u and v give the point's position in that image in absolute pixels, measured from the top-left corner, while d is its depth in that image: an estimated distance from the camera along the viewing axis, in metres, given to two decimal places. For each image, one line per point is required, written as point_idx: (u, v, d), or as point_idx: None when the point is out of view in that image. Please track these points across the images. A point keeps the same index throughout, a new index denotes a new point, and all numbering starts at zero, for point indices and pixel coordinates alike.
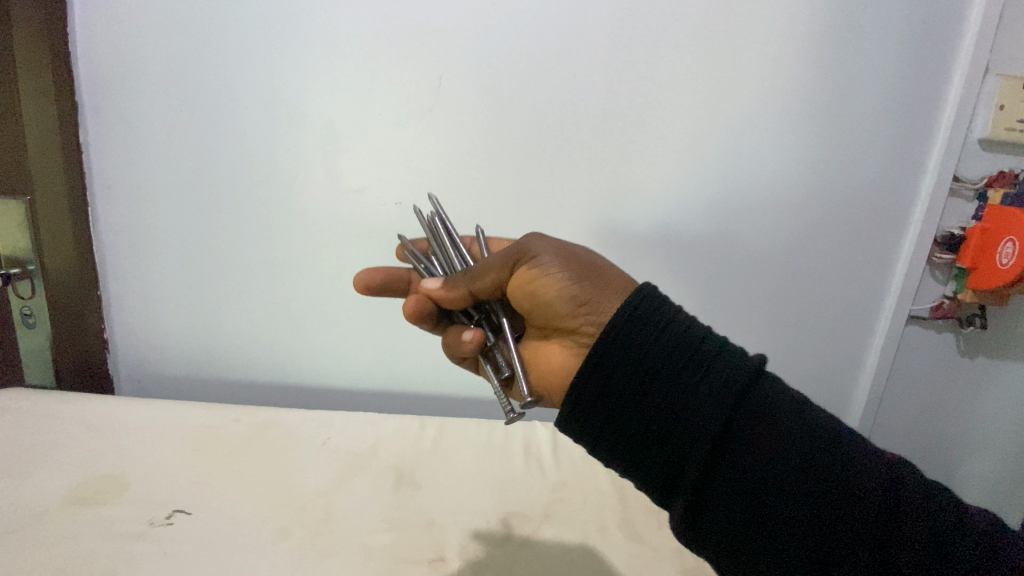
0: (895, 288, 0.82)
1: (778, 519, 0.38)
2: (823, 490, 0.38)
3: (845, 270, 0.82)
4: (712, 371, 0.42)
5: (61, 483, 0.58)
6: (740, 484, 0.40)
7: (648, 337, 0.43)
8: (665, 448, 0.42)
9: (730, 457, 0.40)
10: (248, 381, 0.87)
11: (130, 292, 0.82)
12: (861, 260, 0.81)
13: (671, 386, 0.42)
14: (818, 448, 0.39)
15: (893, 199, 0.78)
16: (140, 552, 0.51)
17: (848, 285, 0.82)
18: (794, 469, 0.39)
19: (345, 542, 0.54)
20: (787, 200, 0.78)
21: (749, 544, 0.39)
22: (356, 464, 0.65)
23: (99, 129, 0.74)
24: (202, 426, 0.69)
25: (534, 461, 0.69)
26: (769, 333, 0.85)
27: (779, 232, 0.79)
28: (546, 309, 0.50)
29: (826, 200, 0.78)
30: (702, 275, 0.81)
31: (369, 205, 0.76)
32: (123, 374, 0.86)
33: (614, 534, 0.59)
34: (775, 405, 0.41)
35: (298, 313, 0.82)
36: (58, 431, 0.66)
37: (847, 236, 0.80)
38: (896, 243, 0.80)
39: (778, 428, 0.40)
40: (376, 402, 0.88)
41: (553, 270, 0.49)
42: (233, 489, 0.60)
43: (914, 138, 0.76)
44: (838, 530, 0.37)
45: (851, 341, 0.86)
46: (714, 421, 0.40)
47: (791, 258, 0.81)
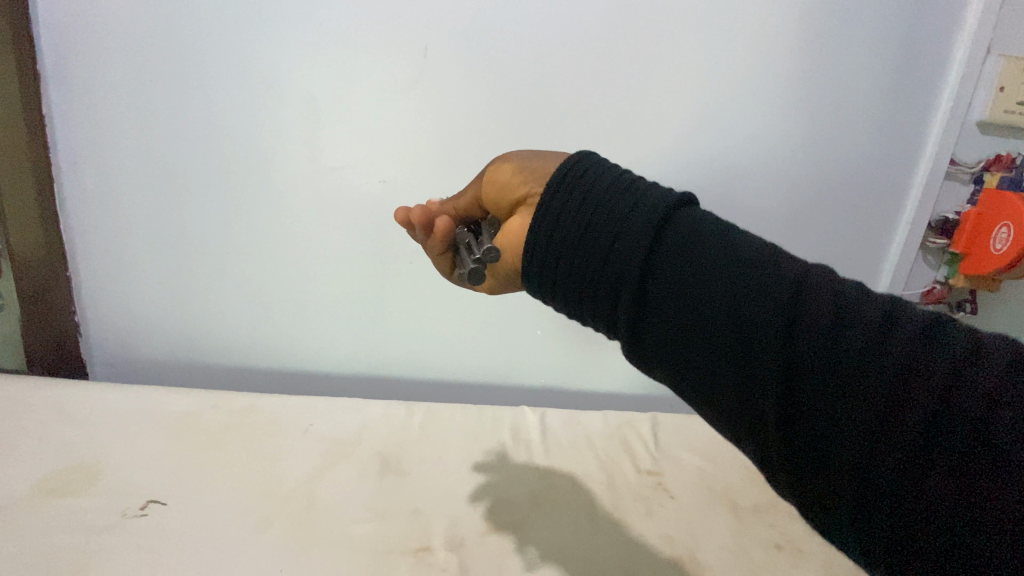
0: (888, 271, 0.82)
1: (712, 346, 0.33)
2: (761, 309, 0.32)
3: (839, 255, 0.81)
4: (629, 210, 0.36)
5: (28, 473, 0.56)
6: (673, 321, 0.34)
7: (560, 179, 0.39)
8: (599, 279, 0.36)
9: (671, 281, 0.35)
10: (229, 365, 0.84)
11: (102, 273, 0.78)
12: (856, 244, 0.80)
13: (604, 217, 0.36)
14: (768, 268, 0.33)
15: (890, 183, 0.77)
16: (114, 544, 0.49)
17: (842, 268, 0.82)
18: (738, 285, 0.33)
19: (329, 533, 0.53)
20: (783, 184, 0.76)
21: (695, 370, 0.34)
22: (341, 452, 0.64)
23: (62, 100, 0.69)
24: (179, 412, 0.67)
25: (523, 448, 0.68)
26: None
27: (775, 216, 0.78)
28: (507, 186, 0.44)
29: (823, 184, 0.76)
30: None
31: (354, 184, 0.73)
32: (96, 358, 0.83)
33: (603, 522, 0.58)
34: (706, 234, 0.36)
35: (281, 296, 0.79)
36: (27, 419, 0.63)
37: (842, 219, 0.79)
38: (890, 227, 0.80)
39: (721, 253, 0.35)
40: (361, 386, 0.86)
41: (516, 155, 0.45)
42: (213, 478, 0.58)
43: (914, 118, 0.74)
44: (789, 343, 0.31)
45: None
46: (636, 250, 0.35)
47: (786, 242, 0.79)
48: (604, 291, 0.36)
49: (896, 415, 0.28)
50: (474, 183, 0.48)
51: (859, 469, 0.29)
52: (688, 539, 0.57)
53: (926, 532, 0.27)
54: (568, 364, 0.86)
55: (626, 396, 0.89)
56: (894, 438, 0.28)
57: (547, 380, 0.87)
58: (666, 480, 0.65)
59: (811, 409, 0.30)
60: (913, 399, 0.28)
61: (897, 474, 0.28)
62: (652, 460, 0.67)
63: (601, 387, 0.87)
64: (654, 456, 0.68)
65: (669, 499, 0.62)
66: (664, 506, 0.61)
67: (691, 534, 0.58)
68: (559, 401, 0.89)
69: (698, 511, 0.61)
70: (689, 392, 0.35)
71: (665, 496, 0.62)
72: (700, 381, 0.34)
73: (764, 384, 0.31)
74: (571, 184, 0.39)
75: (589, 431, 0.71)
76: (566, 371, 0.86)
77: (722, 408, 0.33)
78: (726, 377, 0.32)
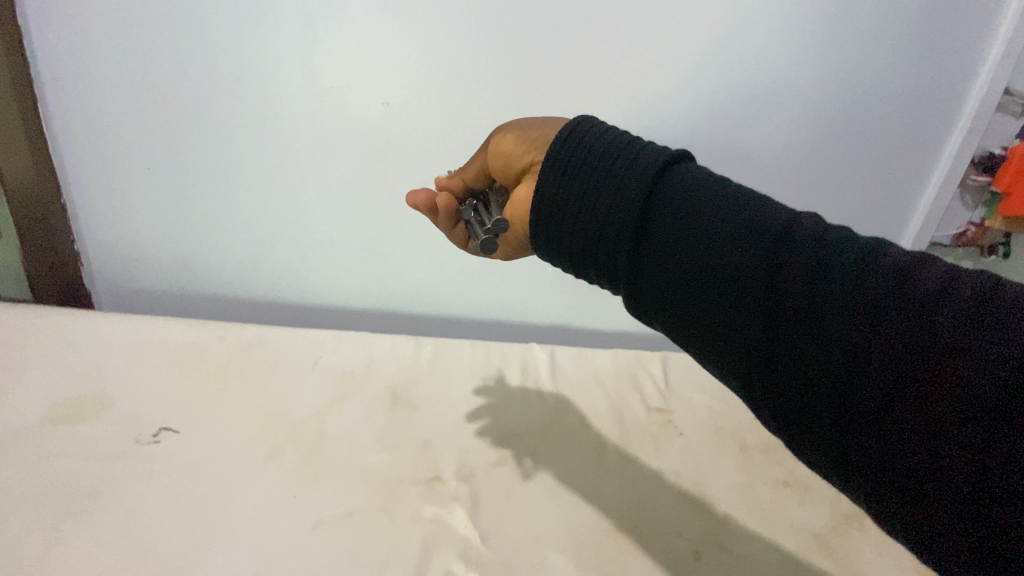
0: (919, 214, 0.79)
1: (696, 299, 0.34)
2: (738, 261, 0.33)
3: (869, 199, 0.78)
4: (620, 173, 0.37)
5: (40, 401, 0.56)
6: (662, 278, 0.35)
7: (561, 144, 0.40)
8: (595, 239, 0.38)
9: (659, 239, 0.36)
10: (234, 297, 0.83)
11: (98, 201, 0.74)
12: (889, 187, 0.77)
13: (599, 181, 0.38)
14: (750, 222, 0.34)
15: (927, 130, 0.73)
16: (128, 470, 0.49)
17: (870, 213, 0.79)
18: (720, 241, 0.34)
19: (340, 463, 0.53)
20: (814, 130, 0.72)
21: (685, 323, 0.35)
22: (349, 385, 0.63)
23: (33, 7, 0.62)
24: (186, 342, 0.66)
25: (532, 386, 0.67)
26: None
27: (802, 166, 0.74)
28: (511, 157, 0.45)
29: (856, 132, 0.72)
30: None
31: (356, 107, 0.68)
32: (100, 289, 0.82)
33: (612, 456, 0.58)
34: (697, 192, 0.36)
35: (283, 227, 0.77)
36: (33, 348, 0.63)
37: (877, 162, 0.75)
38: (928, 167, 0.76)
39: (706, 209, 0.35)
40: (369, 320, 0.86)
41: (519, 124, 0.45)
42: (223, 408, 0.58)
43: (962, 56, 0.68)
44: (765, 295, 0.31)
45: None
46: (629, 213, 0.36)
47: (815, 188, 0.76)
48: (601, 250, 0.38)
49: (865, 361, 0.28)
50: (479, 154, 0.48)
51: (840, 415, 0.28)
52: (696, 474, 0.58)
53: (915, 473, 0.26)
54: (578, 301, 0.84)
55: (634, 335, 0.88)
56: (863, 384, 0.28)
57: (556, 318, 0.86)
58: (675, 417, 0.64)
59: (786, 358, 0.31)
60: (879, 342, 0.27)
61: (866, 417, 0.28)
62: (662, 398, 0.67)
63: (610, 324, 0.86)
64: (664, 395, 0.67)
65: (678, 436, 0.62)
66: (672, 442, 0.61)
67: (700, 470, 0.58)
68: (568, 339, 0.88)
69: (707, 448, 0.61)
70: (686, 345, 0.36)
71: (673, 433, 0.62)
72: (692, 335, 0.35)
73: (743, 334, 0.32)
74: (568, 150, 0.40)
75: (599, 369, 0.71)
76: (574, 308, 0.84)
77: (713, 361, 0.34)
78: (711, 329, 0.34)
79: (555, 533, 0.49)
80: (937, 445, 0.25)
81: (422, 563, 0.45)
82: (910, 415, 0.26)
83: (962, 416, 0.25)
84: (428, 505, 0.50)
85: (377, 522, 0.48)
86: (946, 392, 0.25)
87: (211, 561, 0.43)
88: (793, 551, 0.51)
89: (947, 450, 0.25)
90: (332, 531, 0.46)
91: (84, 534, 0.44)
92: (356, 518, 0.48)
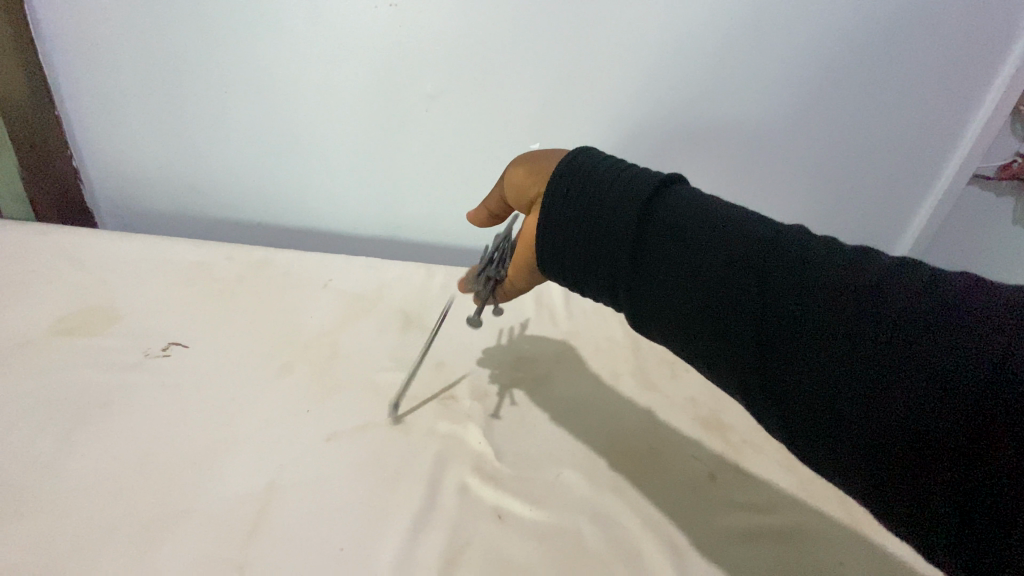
0: (955, 161, 0.78)
1: (698, 327, 0.33)
2: (733, 292, 0.31)
3: (904, 149, 0.76)
4: (613, 195, 0.36)
5: (45, 312, 0.55)
6: (664, 306, 0.34)
7: (557, 169, 0.39)
8: (596, 264, 0.37)
9: (658, 264, 0.35)
10: (239, 220, 0.80)
11: (92, 114, 0.70)
12: (927, 133, 0.75)
13: (594, 204, 0.37)
14: (742, 245, 0.33)
15: (964, 88, 0.71)
16: (139, 380, 0.49)
17: (902, 164, 0.77)
18: (715, 268, 0.33)
19: (352, 380, 0.52)
20: (856, 77, 0.69)
21: (693, 351, 0.34)
22: (359, 307, 0.62)
23: None
24: (193, 261, 0.65)
25: (546, 313, 0.65)
26: (811, 208, 0.80)
27: (835, 123, 0.72)
28: (521, 189, 0.43)
29: (892, 89, 0.70)
30: (734, 134, 0.73)
31: (361, 10, 0.61)
32: (103, 207, 0.79)
33: (627, 381, 0.57)
34: (691, 210, 0.36)
35: (286, 147, 0.72)
36: (35, 262, 0.61)
37: (916, 108, 0.72)
38: (970, 111, 0.73)
39: (699, 233, 0.34)
40: (379, 247, 0.83)
41: (530, 154, 0.43)
42: (232, 325, 0.57)
43: (1004, 13, 0.66)
44: (761, 328, 0.30)
45: (890, 227, 0.84)
46: (626, 234, 0.35)
47: (849, 136, 0.74)
48: (603, 277, 0.37)
49: (864, 399, 0.27)
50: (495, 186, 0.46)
51: (841, 441, 0.28)
52: (713, 400, 0.57)
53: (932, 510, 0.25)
54: None
55: None
56: (865, 422, 0.27)
57: None
58: None
59: (789, 395, 0.30)
60: (875, 377, 0.26)
61: (874, 456, 0.26)
62: None
63: None
64: None
65: None
66: (689, 370, 0.60)
67: (717, 397, 0.57)
68: None
69: None
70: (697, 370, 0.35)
71: None
72: (702, 362, 0.34)
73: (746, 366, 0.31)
74: (564, 174, 0.39)
75: None
76: None
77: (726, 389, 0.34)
78: (718, 361, 0.33)
79: (568, 451, 0.49)
80: (949, 482, 0.24)
81: (435, 473, 0.45)
82: (916, 452, 0.25)
83: (967, 448, 0.24)
84: (441, 420, 0.50)
85: (391, 436, 0.47)
86: (947, 426, 0.24)
87: (225, 466, 0.43)
88: (810, 474, 0.51)
89: (958, 486, 0.24)
90: (344, 443, 0.46)
91: (96, 439, 0.43)
92: (368, 431, 0.47)
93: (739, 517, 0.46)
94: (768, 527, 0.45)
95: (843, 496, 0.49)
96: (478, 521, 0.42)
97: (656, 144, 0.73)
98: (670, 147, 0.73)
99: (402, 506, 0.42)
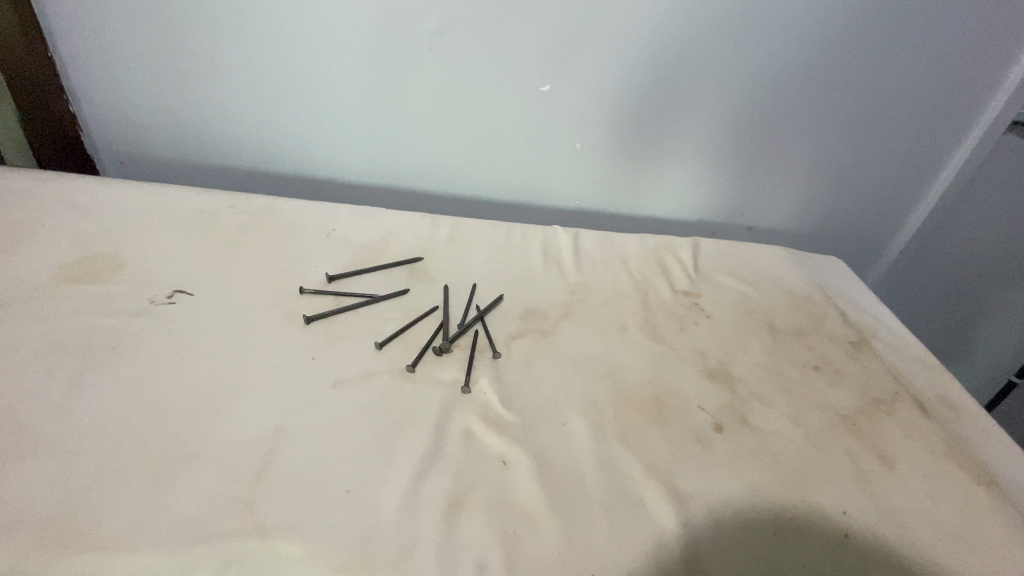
0: (994, 106, 0.73)
1: None
2: None
3: (941, 95, 0.71)
4: None
5: (50, 259, 0.54)
6: None
7: None
8: None
9: None
10: (242, 169, 0.78)
11: (86, 56, 0.67)
12: (968, 77, 0.70)
13: None
14: None
15: (1009, 30, 0.67)
16: (147, 327, 0.49)
17: (938, 111, 0.73)
18: None
19: (359, 329, 0.52)
20: (890, 16, 0.64)
21: None
22: (365, 258, 0.61)
23: None
24: (197, 210, 0.64)
25: (554, 265, 0.64)
26: (835, 158, 0.77)
27: (862, 68, 0.68)
28: None
29: (930, 30, 0.66)
30: (759, 77, 0.68)
31: None
32: (103, 155, 0.77)
33: (635, 333, 0.57)
34: None
35: (287, 92, 0.70)
36: (36, 208, 0.60)
37: (957, 49, 0.67)
38: (1015, 53, 0.69)
39: None
40: (385, 198, 0.81)
41: None
42: (238, 274, 0.56)
43: None
44: None
45: (919, 179, 0.80)
46: None
47: (881, 81, 0.69)
48: None
49: None
50: None
51: None
52: (723, 353, 0.56)
53: None
54: (610, 182, 0.78)
55: (665, 221, 0.83)
56: None
57: (581, 200, 0.80)
58: (703, 300, 0.63)
59: None
60: None
61: None
62: (690, 282, 0.65)
63: (639, 208, 0.81)
64: (692, 278, 0.66)
65: (705, 318, 0.60)
66: (699, 324, 0.59)
67: (725, 350, 0.57)
68: (592, 223, 0.83)
69: (733, 331, 0.59)
70: None
71: (700, 315, 0.61)
72: None
73: None
74: None
75: (624, 252, 0.67)
76: (605, 188, 0.79)
77: None
78: None
79: (574, 400, 0.48)
80: None
81: (441, 420, 0.45)
82: None
83: None
84: (446, 370, 0.50)
85: (398, 383, 0.47)
86: None
87: (232, 412, 0.43)
88: (817, 427, 0.50)
89: None
90: (350, 389, 0.46)
91: (105, 385, 0.44)
92: (374, 378, 0.47)
93: (744, 468, 0.45)
94: (773, 479, 0.45)
95: (850, 448, 0.49)
96: (483, 467, 0.42)
97: (675, 88, 0.69)
98: (690, 91, 0.69)
99: (407, 451, 0.42)
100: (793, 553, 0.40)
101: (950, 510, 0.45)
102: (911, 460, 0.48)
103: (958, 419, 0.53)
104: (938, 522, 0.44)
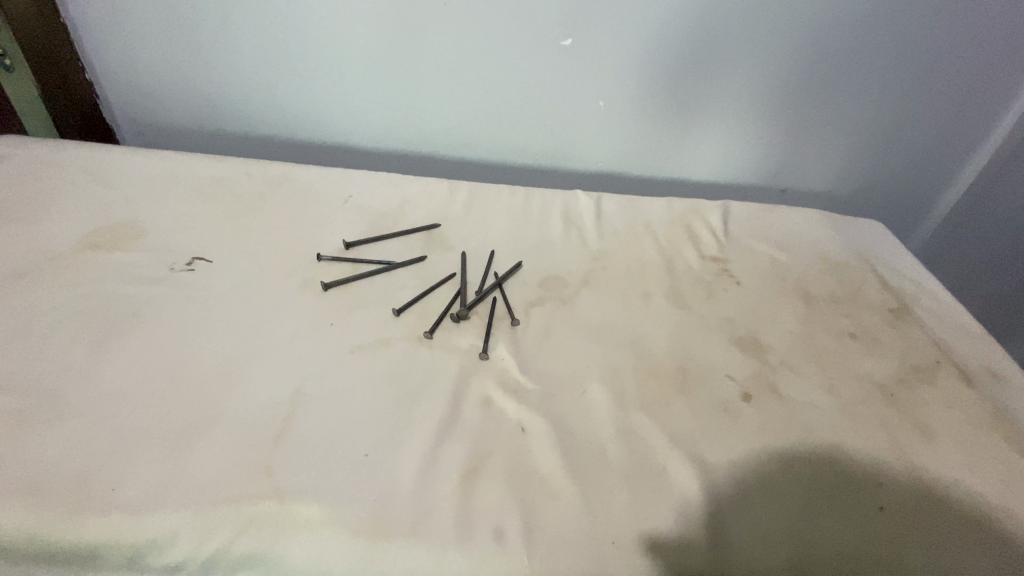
0: None
1: None
2: None
3: (999, 43, 0.65)
4: None
5: (72, 227, 0.55)
6: None
7: None
8: None
9: None
10: (258, 136, 0.77)
11: (98, 21, 0.66)
12: None
13: None
14: None
15: None
16: (167, 294, 0.49)
17: (994, 63, 0.67)
18: None
19: (376, 297, 0.51)
20: None
21: None
22: (382, 225, 0.60)
23: None
24: (213, 178, 0.63)
25: (575, 231, 0.62)
26: (876, 116, 0.72)
27: (911, 15, 0.62)
28: None
29: None
30: (797, 27, 0.63)
31: None
32: (122, 124, 0.77)
33: (660, 301, 0.55)
34: None
35: (298, 56, 0.68)
36: (57, 177, 0.60)
37: None
38: None
39: None
40: (401, 164, 0.79)
41: None
42: (255, 241, 0.56)
43: None
44: None
45: (968, 137, 0.74)
46: None
47: (932, 30, 0.63)
48: None
49: None
50: None
51: None
52: (752, 321, 0.54)
53: None
54: (633, 144, 0.74)
55: (691, 184, 0.79)
56: None
57: (603, 163, 0.77)
58: (732, 267, 0.60)
59: None
60: None
61: None
62: (719, 248, 0.62)
63: (664, 171, 0.78)
64: (720, 243, 0.63)
65: (734, 285, 0.57)
66: (727, 291, 0.57)
67: (755, 318, 0.54)
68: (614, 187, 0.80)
69: (764, 299, 0.57)
70: None
71: (729, 282, 0.58)
72: None
73: None
74: None
75: (648, 217, 0.65)
76: (627, 150, 0.75)
77: None
78: None
79: (594, 369, 0.47)
80: None
81: (459, 387, 0.44)
82: None
83: None
84: (463, 337, 0.49)
85: (416, 351, 0.47)
86: None
87: (251, 378, 0.43)
88: (851, 398, 0.48)
89: None
90: (367, 356, 0.46)
91: (128, 350, 0.44)
92: (391, 345, 0.47)
93: (772, 438, 0.44)
94: (801, 450, 0.43)
95: (886, 419, 0.46)
96: (501, 434, 0.42)
97: (706, 42, 0.64)
98: (722, 44, 0.64)
99: (424, 418, 0.42)
100: (820, 520, 0.39)
101: (994, 486, 0.42)
102: (953, 433, 0.46)
103: (1007, 391, 0.50)
104: (979, 497, 0.41)
